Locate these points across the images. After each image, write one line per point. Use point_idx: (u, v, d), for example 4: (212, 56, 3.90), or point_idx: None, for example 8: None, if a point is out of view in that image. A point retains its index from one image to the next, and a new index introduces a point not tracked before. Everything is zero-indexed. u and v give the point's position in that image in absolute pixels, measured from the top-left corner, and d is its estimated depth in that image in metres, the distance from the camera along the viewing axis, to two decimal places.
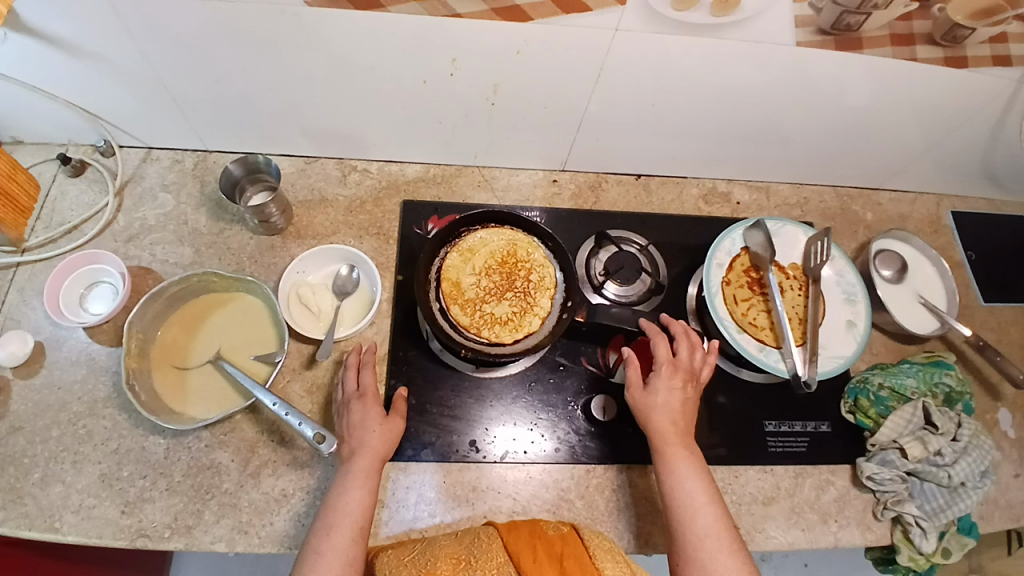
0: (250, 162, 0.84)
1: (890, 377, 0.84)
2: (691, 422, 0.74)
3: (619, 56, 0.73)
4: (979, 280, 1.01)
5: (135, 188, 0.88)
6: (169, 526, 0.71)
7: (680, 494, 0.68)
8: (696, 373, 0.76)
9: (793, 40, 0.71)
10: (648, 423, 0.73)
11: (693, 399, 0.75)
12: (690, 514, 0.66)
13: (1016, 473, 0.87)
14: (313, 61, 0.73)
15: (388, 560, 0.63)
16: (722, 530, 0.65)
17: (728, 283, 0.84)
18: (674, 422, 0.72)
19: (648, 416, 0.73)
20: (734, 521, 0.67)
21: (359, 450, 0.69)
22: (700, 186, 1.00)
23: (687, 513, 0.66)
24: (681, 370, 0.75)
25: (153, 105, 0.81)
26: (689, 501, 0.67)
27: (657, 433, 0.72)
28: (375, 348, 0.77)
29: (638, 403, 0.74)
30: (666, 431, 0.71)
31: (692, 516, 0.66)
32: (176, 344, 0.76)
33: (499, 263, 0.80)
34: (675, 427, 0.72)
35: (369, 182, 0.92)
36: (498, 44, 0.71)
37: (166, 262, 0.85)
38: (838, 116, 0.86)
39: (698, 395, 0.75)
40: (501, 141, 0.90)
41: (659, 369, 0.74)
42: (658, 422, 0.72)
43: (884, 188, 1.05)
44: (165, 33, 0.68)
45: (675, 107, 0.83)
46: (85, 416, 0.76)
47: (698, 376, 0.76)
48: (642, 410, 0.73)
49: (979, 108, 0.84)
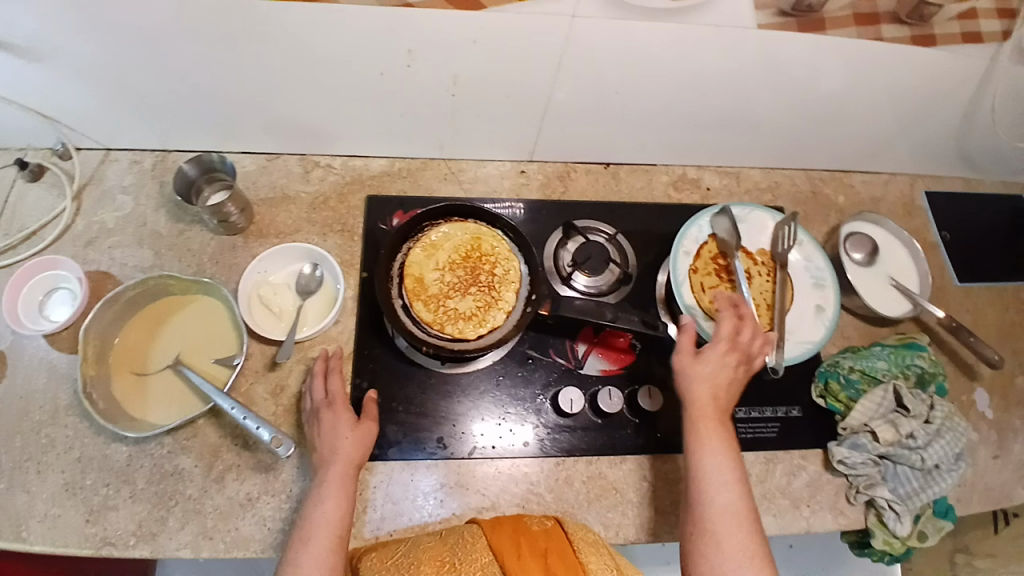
0: (204, 161, 0.82)
1: (861, 361, 0.83)
2: (732, 401, 0.73)
3: (580, 43, 0.72)
4: (954, 261, 1.00)
5: (94, 190, 0.87)
6: (134, 533, 0.70)
7: (705, 466, 0.67)
8: (748, 352, 0.74)
9: (755, 22, 0.70)
10: (688, 393, 0.72)
11: (740, 381, 0.74)
12: (714, 488, 0.66)
13: (994, 455, 0.88)
14: (271, 57, 0.72)
15: (371, 563, 0.63)
16: (740, 508, 0.64)
17: (695, 271, 0.83)
18: (715, 397, 0.71)
19: (690, 387, 0.72)
20: (755, 504, 0.66)
21: (333, 457, 0.68)
22: (670, 173, 0.98)
23: (710, 486, 0.66)
24: (737, 350, 0.73)
25: (108, 106, 0.79)
26: (714, 475, 0.66)
27: (696, 403, 0.71)
28: (342, 353, 0.77)
29: (681, 374, 0.73)
30: (704, 404, 0.71)
31: (715, 489, 0.65)
32: (134, 349, 0.75)
33: (463, 258, 0.79)
34: (717, 403, 0.71)
35: (332, 178, 0.91)
36: (453, 34, 0.70)
37: (125, 266, 0.83)
38: (808, 99, 0.84)
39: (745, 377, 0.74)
40: (465, 134, 0.88)
41: (717, 344, 0.73)
42: (698, 395, 0.71)
43: (858, 171, 1.03)
44: (114, 35, 0.67)
45: (638, 94, 0.81)
46: (48, 424, 0.75)
47: (752, 359, 0.74)
48: (682, 381, 0.72)
49: (950, 85, 0.83)
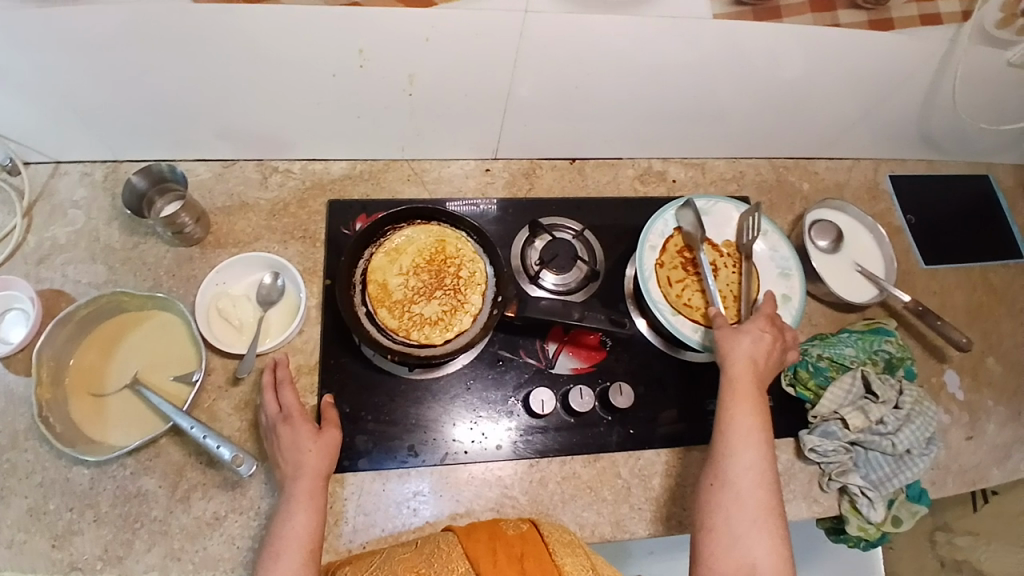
0: (153, 171, 0.80)
1: (828, 348, 0.84)
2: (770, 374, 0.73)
3: (536, 38, 0.70)
4: (920, 244, 1.01)
5: (44, 206, 0.84)
6: (100, 557, 0.69)
7: (736, 425, 0.67)
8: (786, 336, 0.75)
9: (712, 12, 0.69)
10: (727, 357, 0.72)
11: (777, 359, 0.73)
12: (741, 446, 0.66)
13: (967, 436, 0.89)
14: (220, 63, 0.69)
15: None
16: (761, 471, 0.65)
17: (662, 265, 0.83)
18: (755, 364, 0.71)
19: (730, 352, 0.72)
20: (776, 472, 0.66)
21: (298, 472, 0.67)
22: (636, 166, 0.97)
23: (738, 443, 0.66)
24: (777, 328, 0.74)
25: (51, 119, 0.76)
26: (743, 434, 0.67)
27: (735, 366, 0.71)
28: (288, 362, 0.74)
29: (724, 340, 0.73)
30: (742, 368, 0.71)
31: (744, 447, 0.66)
32: (90, 370, 0.73)
33: (426, 262, 0.78)
34: (757, 372, 0.71)
35: (291, 183, 0.89)
36: (404, 34, 0.68)
37: (79, 283, 0.81)
38: (769, 87, 0.84)
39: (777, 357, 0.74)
40: (425, 133, 0.87)
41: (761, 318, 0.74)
42: (737, 360, 0.71)
43: (823, 157, 1.03)
44: (51, 46, 0.64)
45: (599, 88, 0.80)
46: (5, 450, 0.73)
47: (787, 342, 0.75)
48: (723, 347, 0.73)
49: (909, 69, 0.83)
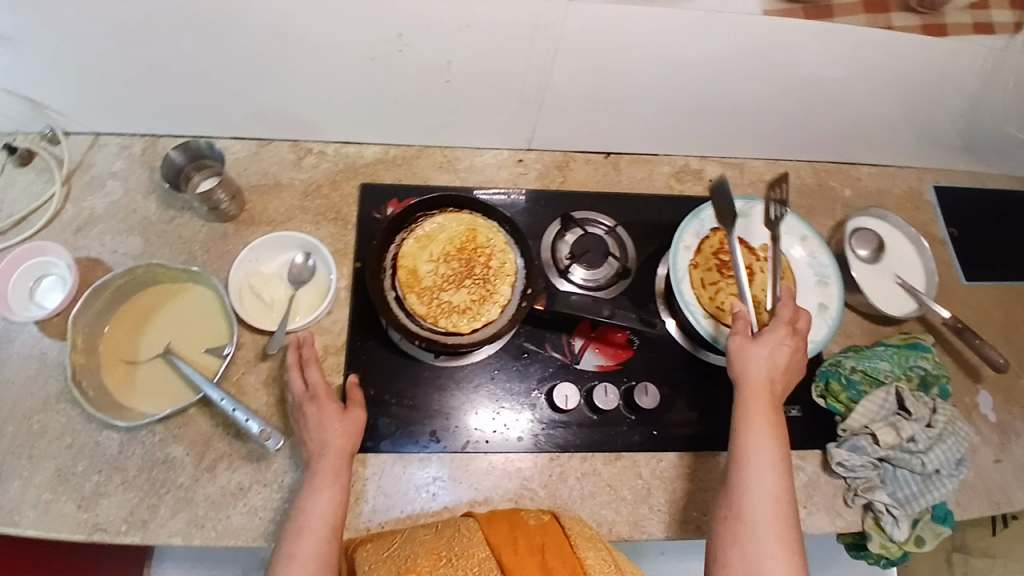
0: (192, 147, 0.81)
1: (863, 361, 0.82)
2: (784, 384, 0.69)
3: (578, 30, 0.69)
4: (961, 258, 0.98)
5: (83, 176, 0.85)
6: (126, 520, 0.70)
7: (750, 447, 0.64)
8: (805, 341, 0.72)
9: (760, 9, 0.68)
10: (742, 372, 0.68)
11: (796, 366, 0.70)
12: (757, 470, 0.62)
13: (995, 458, 0.87)
14: (263, 42, 0.70)
15: (367, 555, 0.62)
16: (782, 495, 0.62)
17: (696, 266, 0.81)
18: (771, 377, 0.67)
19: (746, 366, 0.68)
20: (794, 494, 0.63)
21: (323, 450, 0.67)
22: (672, 164, 0.96)
23: (754, 468, 0.63)
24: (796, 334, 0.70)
25: (95, 91, 0.77)
26: (758, 458, 0.63)
27: (749, 383, 0.67)
28: (313, 342, 0.74)
29: (739, 352, 0.69)
30: (757, 384, 0.67)
31: (759, 472, 0.62)
32: (124, 339, 0.74)
33: (457, 250, 0.78)
34: (771, 386, 0.67)
35: (325, 165, 0.89)
36: (446, 20, 0.68)
37: (115, 253, 0.82)
38: (812, 88, 0.82)
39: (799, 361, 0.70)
40: (461, 122, 0.86)
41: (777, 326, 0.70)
42: (752, 376, 0.67)
43: (865, 163, 1.00)
44: (101, 20, 0.65)
45: (639, 83, 0.79)
46: (39, 411, 0.74)
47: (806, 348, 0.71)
48: (738, 361, 0.69)
49: (962, 77, 0.81)
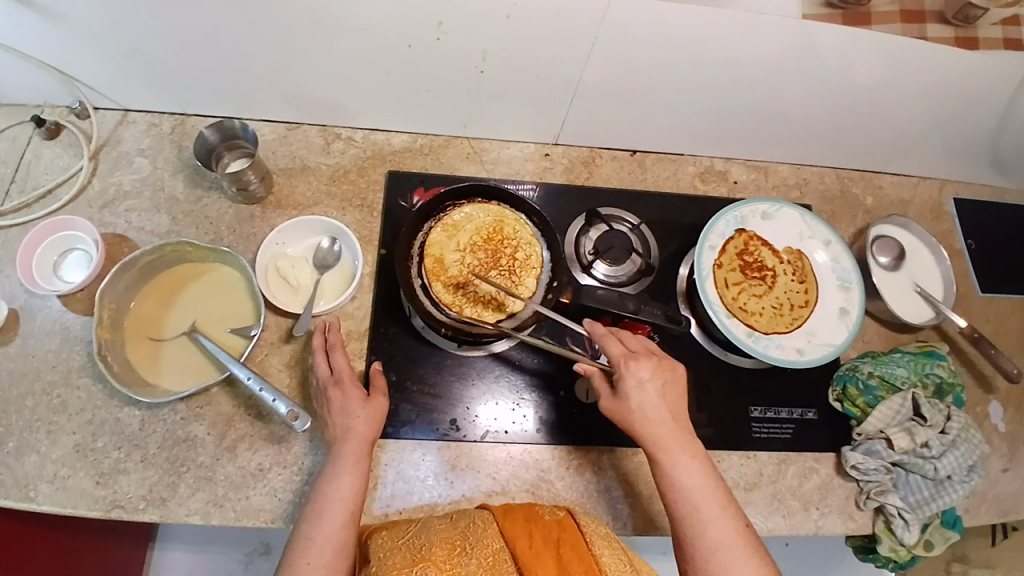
0: (225, 128, 0.81)
1: (881, 366, 0.82)
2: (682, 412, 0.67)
3: (616, 25, 0.70)
4: (978, 269, 0.99)
5: (110, 152, 0.85)
6: (144, 497, 0.70)
7: (684, 505, 0.62)
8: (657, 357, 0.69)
9: (799, 12, 0.69)
10: (634, 427, 0.65)
11: (681, 390, 0.68)
12: (700, 526, 0.61)
13: (1004, 467, 0.88)
14: (301, 24, 0.70)
15: (383, 542, 0.62)
16: (738, 537, 0.61)
17: (720, 266, 0.82)
18: (663, 416, 0.65)
19: (632, 421, 0.65)
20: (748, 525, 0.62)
21: (346, 435, 0.67)
22: (697, 164, 0.96)
23: (695, 525, 0.61)
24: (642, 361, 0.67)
25: (127, 67, 0.77)
26: (695, 512, 0.62)
27: (652, 435, 0.65)
28: (339, 327, 0.75)
29: (616, 408, 0.66)
30: (660, 431, 0.65)
31: (703, 526, 0.61)
32: (150, 316, 0.74)
33: (484, 240, 0.78)
34: (674, 425, 0.65)
35: (353, 151, 0.89)
36: (485, 10, 0.68)
37: (141, 230, 0.82)
38: (841, 94, 0.82)
39: (678, 379, 0.68)
40: (490, 112, 0.86)
41: (619, 368, 0.67)
42: (648, 427, 0.65)
43: (888, 171, 1.01)
44: None
45: (671, 81, 0.80)
46: (60, 385, 0.74)
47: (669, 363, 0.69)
48: (624, 416, 0.66)
49: (989, 89, 0.81)
